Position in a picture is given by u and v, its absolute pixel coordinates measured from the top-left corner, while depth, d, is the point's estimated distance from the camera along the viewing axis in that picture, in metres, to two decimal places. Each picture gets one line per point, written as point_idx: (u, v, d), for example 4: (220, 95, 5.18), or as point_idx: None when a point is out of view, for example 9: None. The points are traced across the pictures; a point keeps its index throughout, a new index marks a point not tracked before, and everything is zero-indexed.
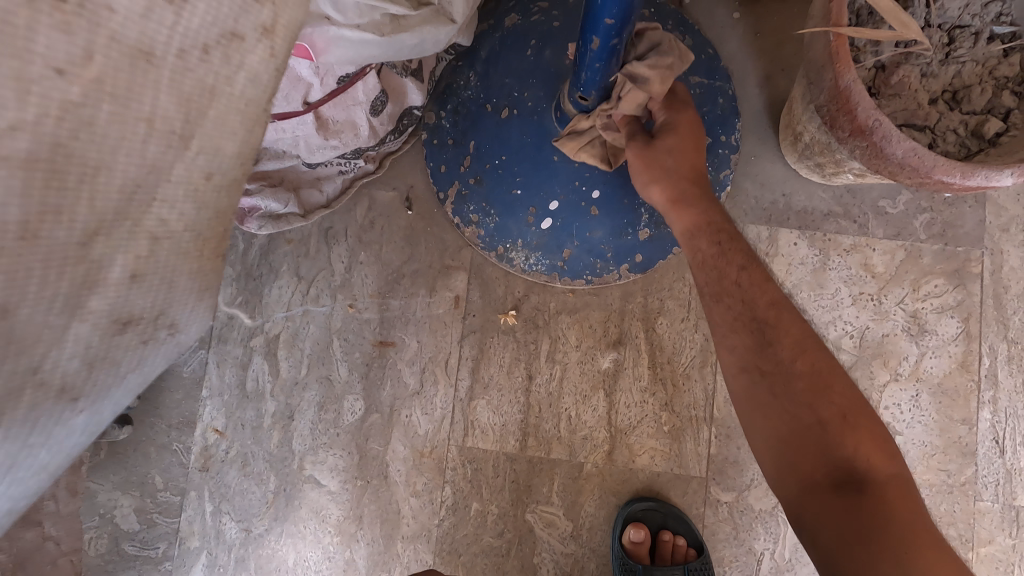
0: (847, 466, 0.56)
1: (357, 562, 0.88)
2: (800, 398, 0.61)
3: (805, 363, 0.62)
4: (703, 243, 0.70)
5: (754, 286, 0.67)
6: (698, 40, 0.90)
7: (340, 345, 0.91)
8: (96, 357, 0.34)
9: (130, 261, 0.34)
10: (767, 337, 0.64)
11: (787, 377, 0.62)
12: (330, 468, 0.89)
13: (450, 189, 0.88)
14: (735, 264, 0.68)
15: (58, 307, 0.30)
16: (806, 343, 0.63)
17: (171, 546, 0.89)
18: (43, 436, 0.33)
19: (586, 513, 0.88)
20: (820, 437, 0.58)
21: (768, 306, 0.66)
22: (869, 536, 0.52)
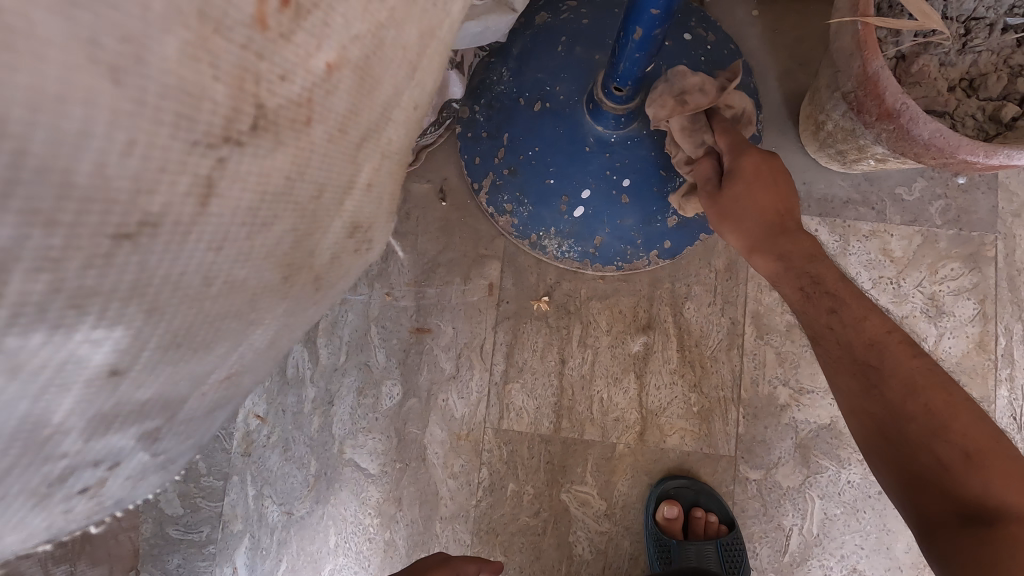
0: (981, 502, 0.52)
1: (396, 543, 0.90)
2: (914, 435, 0.56)
3: (918, 398, 0.57)
4: (838, 332, 0.62)
5: (852, 321, 0.62)
6: (721, 35, 0.94)
7: (378, 332, 0.94)
8: (337, 256, 0.42)
9: (371, 171, 0.41)
10: (910, 399, 0.57)
11: (930, 449, 0.55)
12: (369, 451, 0.92)
13: (485, 180, 0.92)
14: (823, 307, 0.64)
15: (339, 194, 0.38)
16: (919, 377, 0.57)
17: (214, 530, 0.91)
18: (295, 313, 0.42)
19: (619, 492, 0.91)
20: (940, 471, 0.54)
21: (911, 362, 0.59)
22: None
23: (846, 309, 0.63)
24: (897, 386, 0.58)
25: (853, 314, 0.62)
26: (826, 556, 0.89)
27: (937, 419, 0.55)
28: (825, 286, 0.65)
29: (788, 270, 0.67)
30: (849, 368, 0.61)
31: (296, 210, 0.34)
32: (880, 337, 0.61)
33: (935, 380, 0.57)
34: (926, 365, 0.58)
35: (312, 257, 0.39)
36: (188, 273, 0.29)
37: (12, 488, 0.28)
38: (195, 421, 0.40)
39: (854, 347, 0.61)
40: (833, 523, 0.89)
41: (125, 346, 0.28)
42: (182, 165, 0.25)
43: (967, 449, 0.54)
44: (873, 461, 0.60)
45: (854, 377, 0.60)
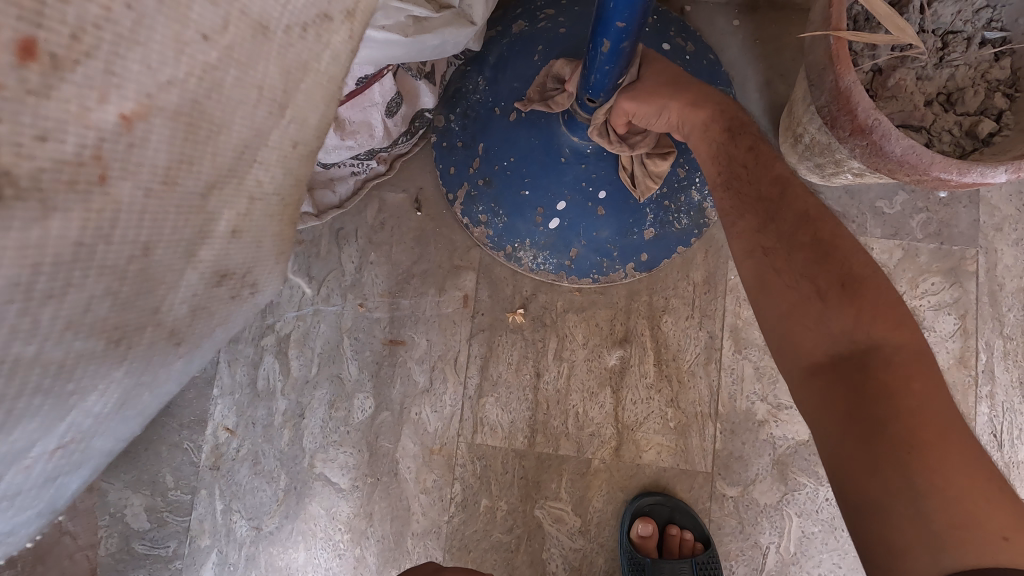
0: (850, 340, 0.49)
1: (367, 560, 0.89)
2: (799, 271, 0.54)
3: (807, 232, 0.56)
4: (751, 172, 0.62)
5: (760, 165, 0.62)
6: (701, 46, 0.93)
7: (350, 344, 0.92)
8: (200, 306, 0.37)
9: (233, 217, 0.36)
10: (802, 231, 0.56)
11: (811, 282, 0.53)
12: (340, 466, 0.90)
13: (460, 190, 0.91)
14: (745, 146, 0.65)
15: (181, 251, 0.33)
16: (811, 213, 0.57)
17: (181, 545, 0.90)
18: (148, 376, 0.37)
19: (594, 508, 0.89)
20: (818, 307, 0.52)
21: (808, 202, 0.58)
22: (866, 401, 0.46)
23: (742, 154, 0.64)
24: (790, 219, 0.57)
25: (765, 153, 0.63)
26: (804, 574, 0.87)
27: (825, 249, 0.54)
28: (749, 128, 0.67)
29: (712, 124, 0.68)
30: (752, 207, 0.60)
31: (111, 271, 0.29)
32: (785, 176, 0.61)
33: (825, 218, 0.56)
34: (816, 202, 0.58)
35: (157, 314, 0.34)
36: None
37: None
38: (24, 495, 0.34)
39: (761, 184, 0.61)
40: (811, 541, 0.88)
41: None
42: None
43: (844, 283, 0.52)
44: (757, 305, 0.57)
45: (756, 215, 0.59)
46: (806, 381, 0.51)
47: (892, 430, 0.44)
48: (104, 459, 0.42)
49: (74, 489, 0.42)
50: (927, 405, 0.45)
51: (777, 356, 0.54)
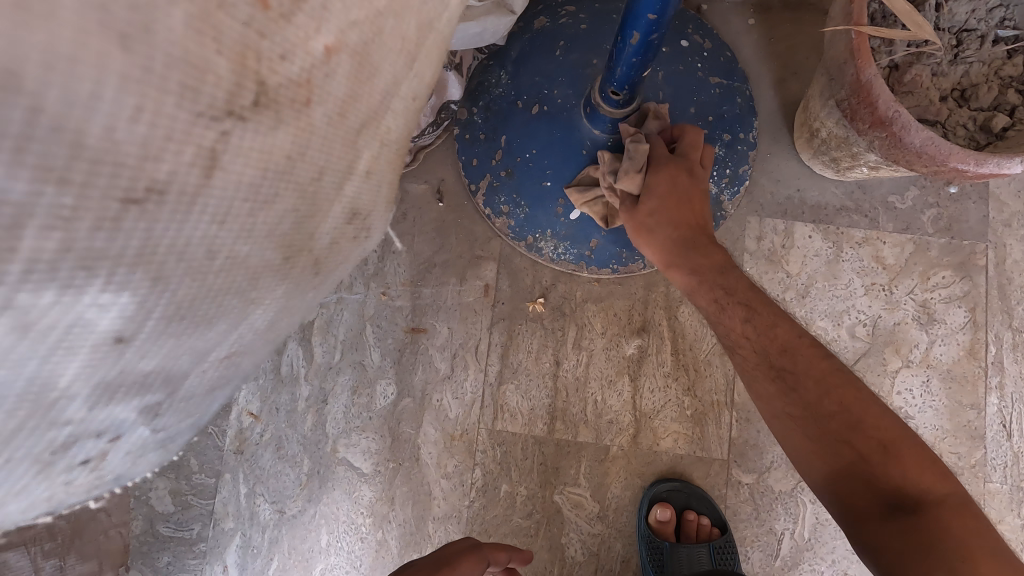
0: (898, 489, 0.56)
1: (389, 543, 0.90)
2: (826, 433, 0.61)
3: (832, 397, 0.62)
4: (753, 339, 0.68)
5: (766, 328, 0.68)
6: (717, 43, 0.95)
7: (373, 331, 0.94)
8: (340, 236, 0.42)
9: (381, 153, 0.42)
10: (821, 396, 0.62)
11: (844, 445, 0.60)
12: (362, 451, 0.92)
13: (481, 181, 0.92)
14: (738, 315, 0.70)
15: (341, 174, 0.39)
16: (825, 376, 0.63)
17: (205, 528, 0.91)
18: (296, 295, 0.42)
19: (612, 494, 0.91)
20: (858, 466, 0.59)
21: (818, 366, 0.64)
22: (927, 547, 0.53)
23: (732, 291, 0.71)
24: (810, 385, 0.63)
25: (760, 321, 0.68)
26: (817, 560, 0.89)
27: (849, 414, 0.61)
28: (734, 295, 0.71)
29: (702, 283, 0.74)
30: (766, 375, 0.66)
31: (294, 192, 0.34)
32: (791, 341, 0.66)
33: (839, 377, 0.63)
34: (831, 361, 0.64)
35: (311, 240, 0.39)
36: (191, 246, 0.29)
37: (15, 453, 0.29)
38: (192, 400, 0.40)
39: (767, 351, 0.66)
40: (824, 527, 0.90)
41: (131, 312, 0.28)
42: (186, 133, 0.26)
43: (879, 441, 0.59)
44: (800, 463, 0.63)
45: (773, 384, 0.65)
46: (860, 529, 0.58)
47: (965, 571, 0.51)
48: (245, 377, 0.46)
49: (210, 412, 0.46)
50: (974, 540, 0.53)
51: (830, 507, 0.62)
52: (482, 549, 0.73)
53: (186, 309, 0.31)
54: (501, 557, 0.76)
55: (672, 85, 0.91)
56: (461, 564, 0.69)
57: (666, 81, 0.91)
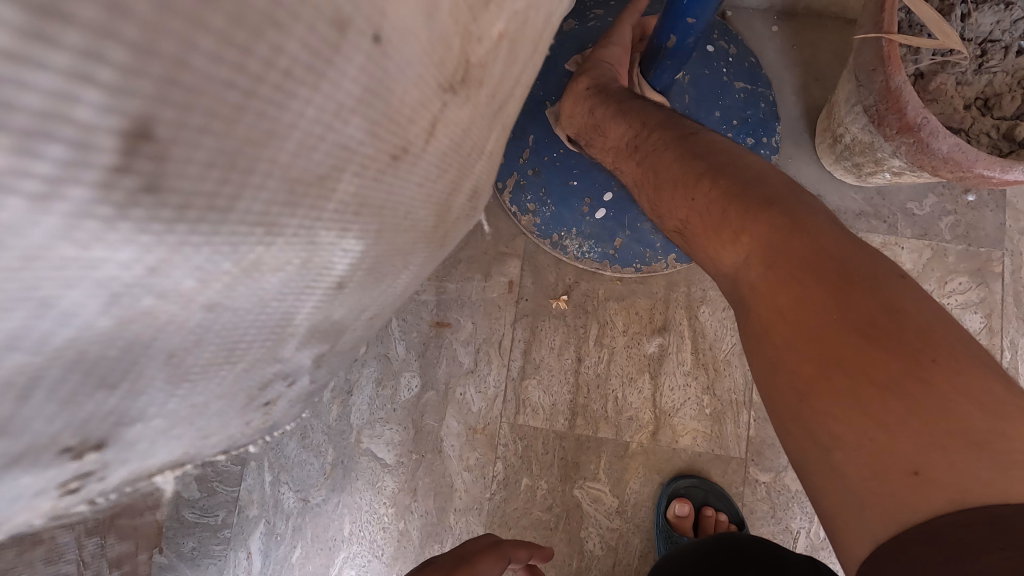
0: (815, 340, 0.44)
1: (410, 533, 0.92)
2: (752, 280, 0.50)
3: (756, 244, 0.49)
4: (681, 190, 0.57)
5: (693, 175, 0.56)
6: (742, 49, 0.97)
7: (398, 325, 0.96)
8: (468, 207, 0.50)
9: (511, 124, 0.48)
10: (752, 238, 0.50)
11: (775, 285, 0.47)
12: (386, 442, 0.93)
13: (509, 179, 0.94)
14: (666, 167, 0.60)
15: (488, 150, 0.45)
16: (764, 218, 0.50)
17: (230, 514, 0.92)
18: (431, 256, 0.50)
19: (631, 490, 0.92)
20: (780, 310, 0.47)
21: (761, 204, 0.50)
22: (821, 408, 0.43)
23: (664, 155, 0.61)
24: (741, 227, 0.51)
25: (694, 169, 0.57)
26: (833, 559, 0.90)
27: (780, 254, 0.48)
28: (657, 165, 0.61)
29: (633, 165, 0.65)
30: (699, 218, 0.55)
31: (463, 161, 0.40)
32: (732, 182, 0.53)
33: (783, 214, 0.49)
34: (778, 205, 0.50)
35: (456, 209, 0.46)
36: (407, 202, 0.35)
37: (245, 383, 0.36)
38: (342, 354, 0.48)
39: (693, 198, 0.56)
40: None
41: (357, 259, 0.34)
42: (429, 106, 0.30)
43: (819, 281, 0.45)
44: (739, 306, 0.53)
45: (704, 227, 0.55)
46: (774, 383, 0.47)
47: (865, 449, 0.41)
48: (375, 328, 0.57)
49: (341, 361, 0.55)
50: (898, 417, 0.40)
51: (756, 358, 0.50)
52: (505, 545, 0.68)
53: (393, 253, 0.39)
54: (524, 552, 0.71)
55: (697, 89, 0.93)
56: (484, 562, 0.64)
57: (692, 84, 0.93)
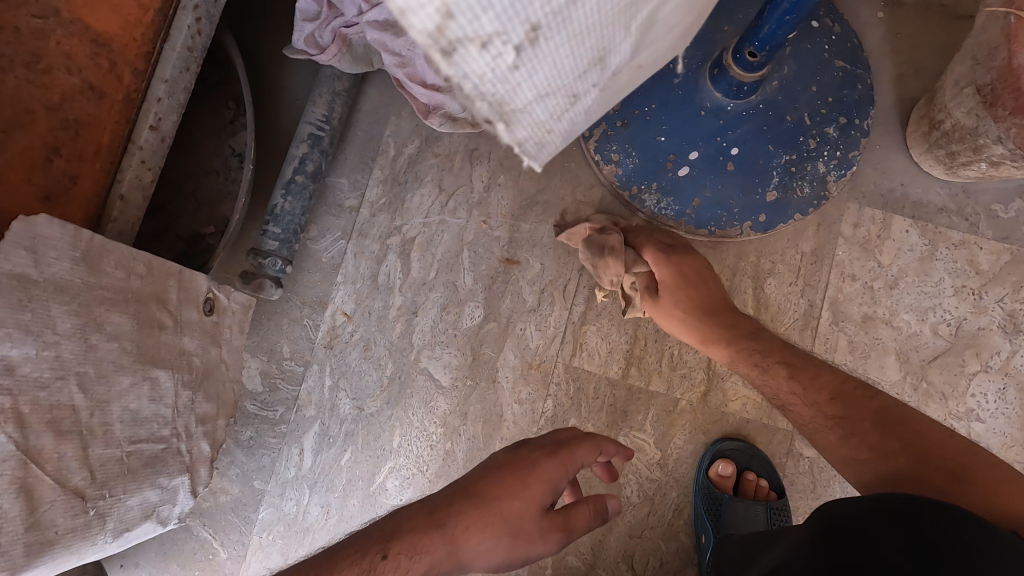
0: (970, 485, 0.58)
1: (456, 454, 0.95)
2: (909, 451, 0.63)
3: (870, 408, 0.68)
4: (849, 408, 0.69)
5: (860, 395, 0.70)
6: (846, 28, 0.96)
7: (469, 256, 0.99)
8: None
9: None
10: (886, 433, 0.66)
11: (931, 471, 0.60)
12: (443, 364, 0.97)
13: (597, 129, 0.96)
14: (833, 397, 0.71)
15: None
16: (882, 413, 0.68)
17: (288, 411, 0.96)
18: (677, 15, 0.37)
19: (675, 445, 0.94)
20: (947, 475, 0.59)
21: (872, 404, 0.69)
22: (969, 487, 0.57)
23: (862, 408, 0.69)
24: (872, 429, 0.67)
25: (806, 373, 0.74)
26: None
27: (926, 448, 0.63)
28: (821, 377, 0.73)
29: (818, 391, 0.72)
30: (835, 418, 0.69)
31: None
32: (839, 387, 0.71)
33: (903, 417, 0.67)
34: (881, 402, 0.69)
35: None
36: None
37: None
38: (556, 58, 0.28)
39: (856, 412, 0.69)
40: None
41: None
42: None
43: (953, 471, 0.60)
44: (851, 467, 0.67)
45: (834, 423, 0.69)
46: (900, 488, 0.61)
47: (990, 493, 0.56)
48: (568, 135, 0.40)
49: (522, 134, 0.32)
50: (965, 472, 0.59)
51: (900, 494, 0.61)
52: (598, 437, 0.64)
53: None
54: (612, 448, 0.65)
55: (796, 62, 0.93)
56: (578, 449, 0.61)
57: (791, 57, 0.93)
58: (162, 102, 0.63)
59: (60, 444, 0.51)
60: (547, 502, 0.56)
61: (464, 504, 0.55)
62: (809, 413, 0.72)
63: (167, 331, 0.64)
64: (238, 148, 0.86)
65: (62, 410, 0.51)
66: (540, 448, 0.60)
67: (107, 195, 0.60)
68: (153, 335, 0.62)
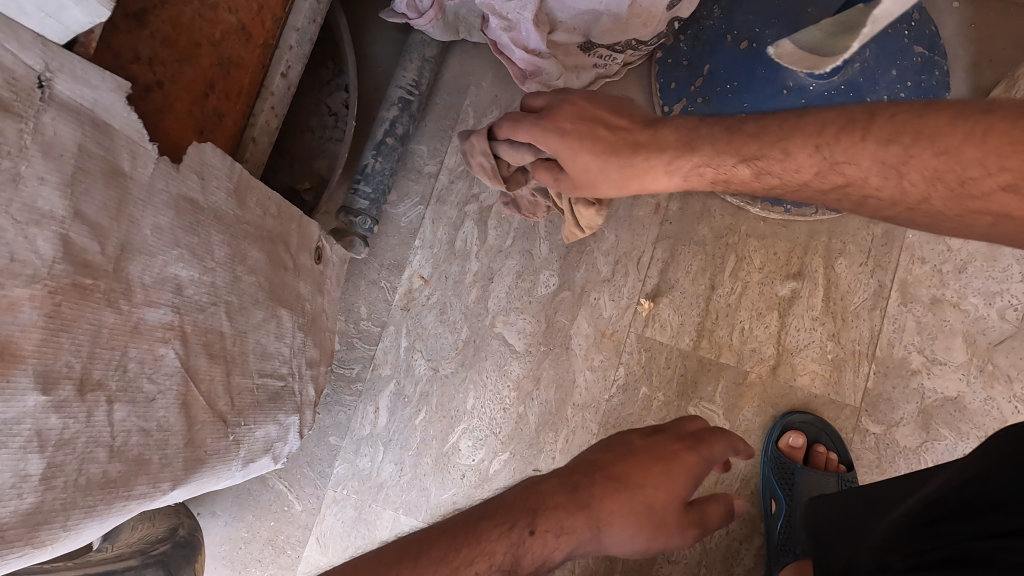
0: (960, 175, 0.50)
1: (529, 418, 0.97)
2: (901, 161, 0.52)
3: (921, 175, 0.52)
4: (841, 157, 0.55)
5: (880, 132, 0.53)
6: (926, 15, 0.98)
7: (545, 225, 1.00)
8: None
9: None
10: (934, 146, 0.51)
11: (959, 154, 0.50)
12: (518, 330, 0.99)
13: (677, 104, 0.99)
14: (833, 160, 0.55)
15: None
16: (938, 164, 0.51)
17: (364, 369, 0.98)
18: None
19: (744, 417, 0.96)
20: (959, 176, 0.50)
21: (934, 149, 0.51)
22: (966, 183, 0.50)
23: (892, 142, 0.52)
24: (924, 144, 0.51)
25: (845, 138, 0.54)
26: None
27: (904, 161, 0.52)
28: (846, 138, 0.54)
29: (807, 160, 0.56)
30: (847, 173, 0.55)
31: None
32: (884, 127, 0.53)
33: (934, 129, 0.51)
34: (872, 140, 0.53)
35: None
36: None
37: None
38: None
39: (876, 153, 0.53)
40: None
41: None
42: None
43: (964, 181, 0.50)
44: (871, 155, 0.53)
45: (889, 155, 0.53)
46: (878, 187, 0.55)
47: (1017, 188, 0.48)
48: None
49: None
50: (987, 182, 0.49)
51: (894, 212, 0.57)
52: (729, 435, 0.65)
53: None
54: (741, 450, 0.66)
55: (878, 45, 0.93)
56: (713, 445, 0.62)
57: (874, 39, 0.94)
58: (293, 51, 0.65)
59: (211, 367, 0.53)
60: (688, 496, 0.58)
61: (609, 487, 0.56)
62: (811, 176, 0.57)
63: (288, 273, 0.66)
64: (335, 108, 0.88)
65: (213, 334, 0.53)
66: (679, 440, 0.61)
67: (241, 137, 0.62)
68: (280, 276, 0.64)
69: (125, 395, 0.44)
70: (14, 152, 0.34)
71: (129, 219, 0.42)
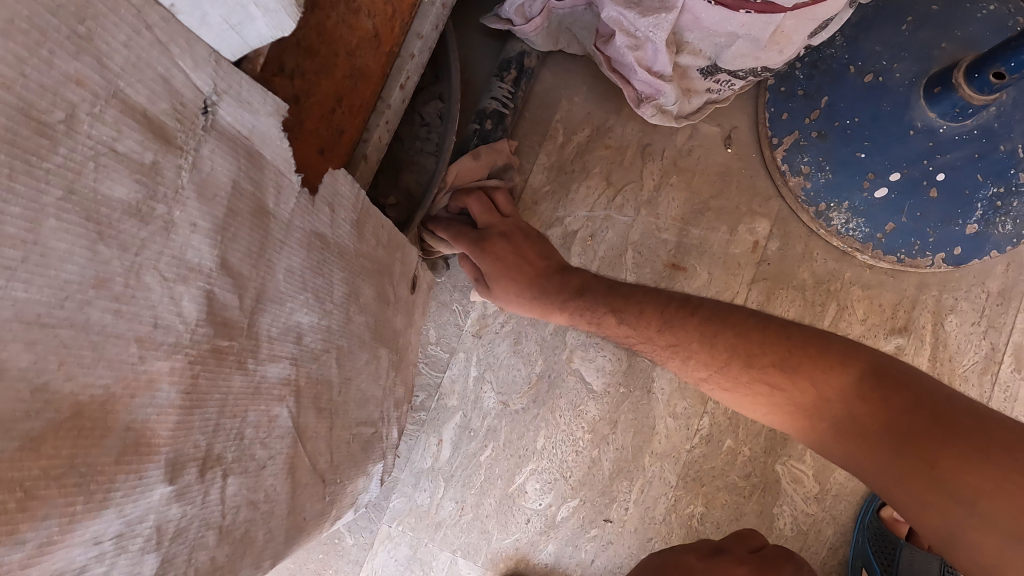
0: (884, 428, 0.52)
1: (602, 464, 0.90)
2: (849, 411, 0.54)
3: (861, 403, 0.53)
4: (785, 368, 0.58)
5: (813, 359, 0.57)
6: None
7: (633, 257, 0.94)
8: None
9: None
10: (860, 403, 0.53)
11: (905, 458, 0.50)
12: (597, 368, 0.91)
13: (788, 137, 0.91)
14: (776, 364, 0.59)
15: None
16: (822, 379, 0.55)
17: (429, 398, 0.92)
18: None
19: (835, 480, 0.90)
20: (883, 420, 0.52)
21: (874, 395, 0.53)
22: (909, 448, 0.50)
23: (822, 372, 0.56)
24: (884, 400, 0.52)
25: (799, 360, 0.58)
26: None
27: (856, 425, 0.53)
28: (776, 350, 0.59)
29: (741, 348, 0.61)
30: (807, 402, 0.58)
31: None
32: (836, 349, 0.57)
33: (893, 373, 0.54)
34: (820, 368, 0.56)
35: None
36: None
37: None
38: None
39: (805, 365, 0.57)
40: None
41: None
42: None
43: (890, 433, 0.51)
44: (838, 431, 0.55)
45: (807, 378, 0.57)
46: (822, 442, 0.57)
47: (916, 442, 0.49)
48: None
49: None
50: (861, 414, 0.53)
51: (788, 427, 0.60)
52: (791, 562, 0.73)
53: None
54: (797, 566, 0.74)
55: None
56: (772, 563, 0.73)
57: None
58: (414, 59, 0.57)
59: (318, 423, 0.46)
60: None
61: None
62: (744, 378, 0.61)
63: (389, 307, 0.58)
64: (428, 118, 0.81)
65: (322, 385, 0.46)
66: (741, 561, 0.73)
67: (352, 154, 0.54)
68: (383, 311, 0.57)
69: (238, 465, 0.36)
70: (170, 194, 0.27)
71: (267, 265, 0.35)
